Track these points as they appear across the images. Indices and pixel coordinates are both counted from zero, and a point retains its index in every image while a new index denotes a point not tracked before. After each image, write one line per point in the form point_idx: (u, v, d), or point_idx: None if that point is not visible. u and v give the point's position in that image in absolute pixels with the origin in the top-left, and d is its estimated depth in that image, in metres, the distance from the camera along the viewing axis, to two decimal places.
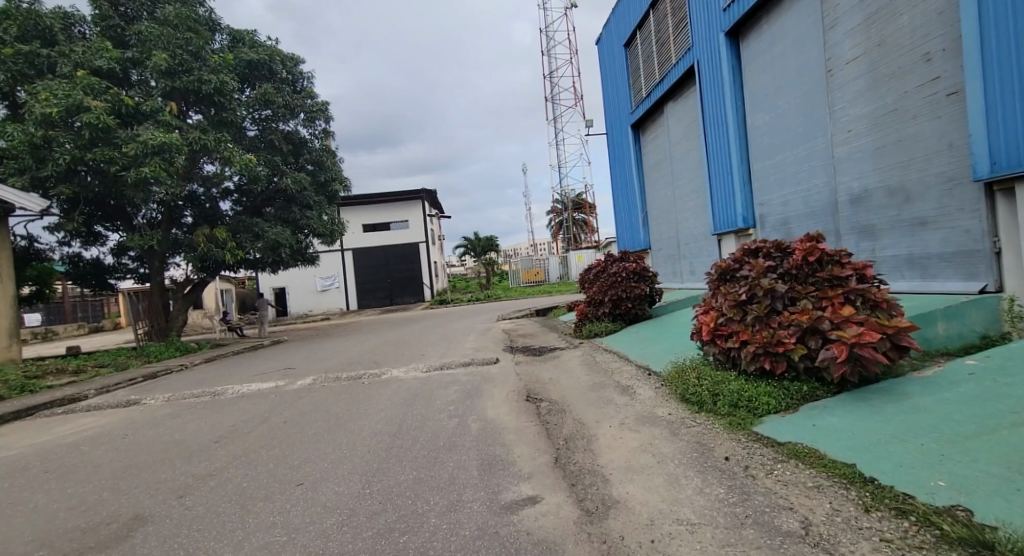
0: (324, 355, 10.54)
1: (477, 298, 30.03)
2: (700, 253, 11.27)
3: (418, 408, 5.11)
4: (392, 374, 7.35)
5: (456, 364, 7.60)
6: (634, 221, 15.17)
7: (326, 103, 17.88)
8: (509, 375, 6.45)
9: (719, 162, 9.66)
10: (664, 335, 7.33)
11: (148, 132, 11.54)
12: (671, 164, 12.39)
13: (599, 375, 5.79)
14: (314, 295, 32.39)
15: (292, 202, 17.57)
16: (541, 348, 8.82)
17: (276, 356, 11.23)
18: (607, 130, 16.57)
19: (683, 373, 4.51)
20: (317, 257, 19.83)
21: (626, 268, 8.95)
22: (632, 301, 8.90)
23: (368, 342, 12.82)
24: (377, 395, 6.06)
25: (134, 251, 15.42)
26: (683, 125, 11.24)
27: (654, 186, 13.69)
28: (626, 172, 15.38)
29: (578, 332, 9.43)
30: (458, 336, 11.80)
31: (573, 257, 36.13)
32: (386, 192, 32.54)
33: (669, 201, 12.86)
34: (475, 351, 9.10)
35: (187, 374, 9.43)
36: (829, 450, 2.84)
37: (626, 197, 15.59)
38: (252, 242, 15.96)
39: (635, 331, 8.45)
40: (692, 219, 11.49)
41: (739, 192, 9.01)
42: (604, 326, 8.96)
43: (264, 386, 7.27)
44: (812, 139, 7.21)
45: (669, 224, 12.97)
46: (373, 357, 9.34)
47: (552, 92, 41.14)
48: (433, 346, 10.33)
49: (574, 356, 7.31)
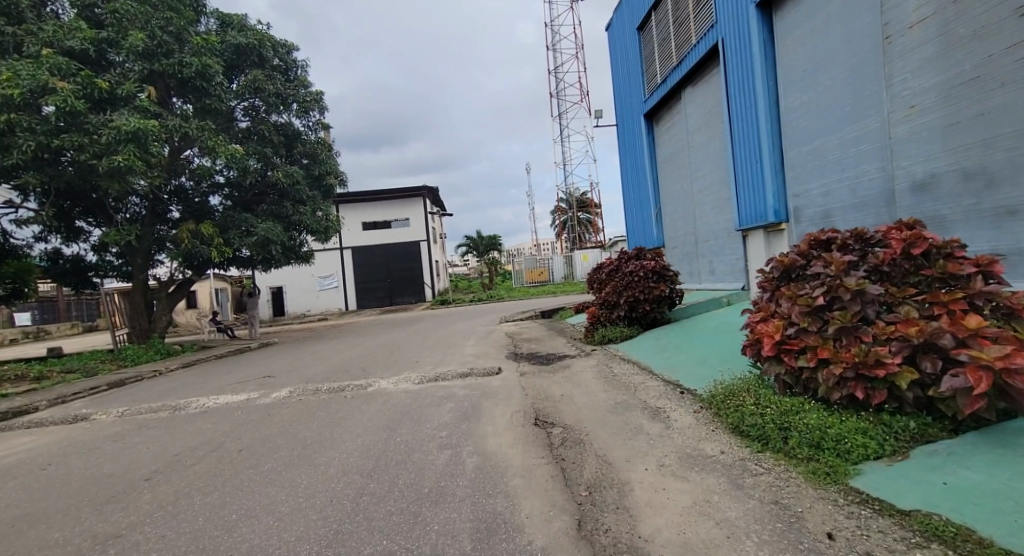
0: (310, 361, 9.66)
1: (479, 298, 29.07)
2: (721, 251, 10.34)
3: (403, 433, 4.21)
4: (379, 385, 6.45)
5: (453, 374, 6.70)
6: (646, 216, 14.24)
7: (321, 93, 17.04)
8: (513, 390, 5.54)
9: (745, 150, 8.75)
10: (690, 343, 6.42)
11: (124, 118, 10.84)
12: (689, 155, 11.47)
13: (620, 392, 4.87)
14: (311, 294, 31.58)
15: (285, 196, 16.70)
16: (548, 355, 7.89)
17: (260, 361, 10.36)
18: (617, 122, 15.67)
19: (730, 398, 3.58)
20: (312, 255, 18.96)
21: (643, 265, 8.04)
22: (649, 303, 7.97)
23: (361, 345, 11.92)
24: (359, 413, 5.16)
25: (116, 247, 14.59)
26: (704, 111, 10.33)
27: (669, 179, 12.78)
28: (638, 165, 14.47)
29: (590, 338, 8.50)
30: (458, 341, 10.88)
31: (578, 257, 35.21)
32: (387, 189, 31.66)
33: (686, 195, 11.93)
34: (474, 358, 8.20)
35: (158, 381, 8.58)
36: (988, 529, 1.93)
37: (638, 191, 14.68)
38: (241, 239, 15.10)
39: (655, 336, 7.53)
40: (712, 215, 10.57)
41: (770, 182, 8.08)
42: (619, 331, 8.03)
43: (234, 399, 6.37)
44: (861, 118, 6.26)
45: (686, 220, 12.04)
46: (362, 364, 8.44)
47: (558, 87, 40.12)
48: (429, 352, 9.42)
49: (586, 367, 6.39)
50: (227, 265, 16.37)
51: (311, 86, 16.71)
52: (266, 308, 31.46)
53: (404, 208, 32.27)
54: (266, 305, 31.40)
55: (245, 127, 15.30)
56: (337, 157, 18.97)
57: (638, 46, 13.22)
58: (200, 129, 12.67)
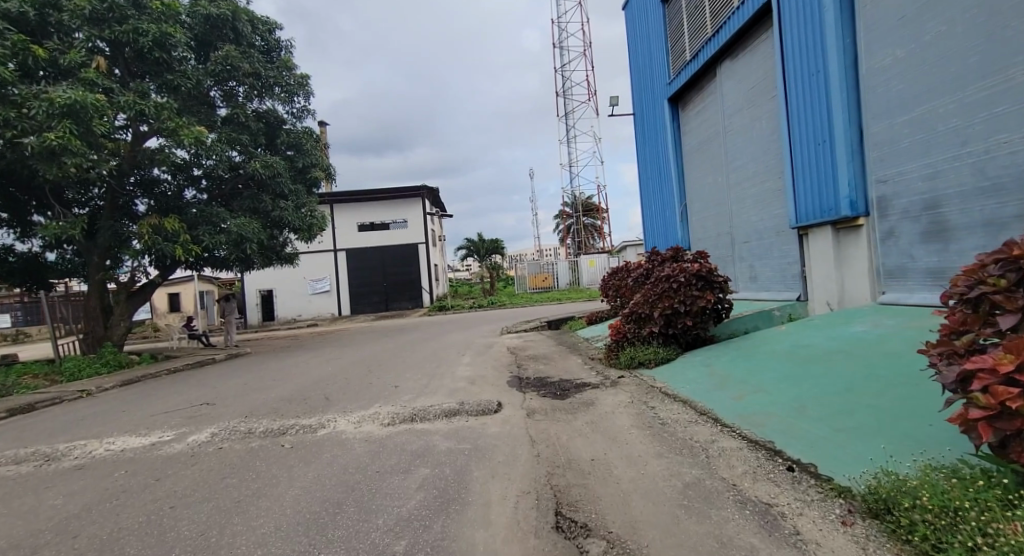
0: (270, 381, 7.95)
1: (479, 304, 27.24)
2: (767, 253, 8.65)
3: (332, 540, 2.52)
4: (334, 428, 4.74)
5: (435, 411, 4.97)
6: (669, 215, 12.58)
7: (307, 77, 15.44)
8: (518, 444, 3.86)
9: (806, 127, 7.07)
10: (759, 373, 4.70)
11: (62, 89, 9.30)
12: (724, 141, 9.80)
13: (683, 463, 3.13)
14: (303, 298, 30.02)
15: (264, 190, 15.08)
16: (561, 382, 6.17)
17: (215, 379, 8.71)
18: (635, 111, 14.07)
19: (952, 526, 1.88)
20: (297, 256, 17.33)
21: (685, 267, 6.32)
22: (691, 316, 6.22)
23: (339, 360, 10.24)
24: (287, 480, 3.47)
25: (71, 245, 12.99)
26: (748, 86, 8.67)
27: (699, 172, 11.11)
28: (659, 158, 12.85)
29: (612, 361, 6.76)
30: (451, 357, 9.19)
31: (584, 262, 33.39)
32: (384, 189, 30.05)
33: (719, 189, 10.30)
34: (467, 384, 6.49)
35: (77, 406, 6.93)
36: None
37: (659, 186, 13.05)
38: (212, 236, 13.44)
39: (702, 361, 5.80)
40: (755, 210, 8.90)
41: (845, 164, 6.39)
42: (653, 353, 6.29)
43: (137, 444, 4.67)
44: (998, 69, 4.59)
45: (720, 218, 10.37)
46: (326, 389, 6.71)
47: (563, 86, 38.52)
48: (414, 372, 7.72)
49: (618, 406, 4.67)
50: (198, 265, 14.72)
51: (296, 70, 15.15)
52: (254, 312, 29.79)
53: (401, 208, 30.60)
54: (254, 308, 29.76)
55: (221, 113, 13.76)
56: (326, 149, 17.34)
57: (662, 20, 11.65)
58: (160, 107, 11.01)
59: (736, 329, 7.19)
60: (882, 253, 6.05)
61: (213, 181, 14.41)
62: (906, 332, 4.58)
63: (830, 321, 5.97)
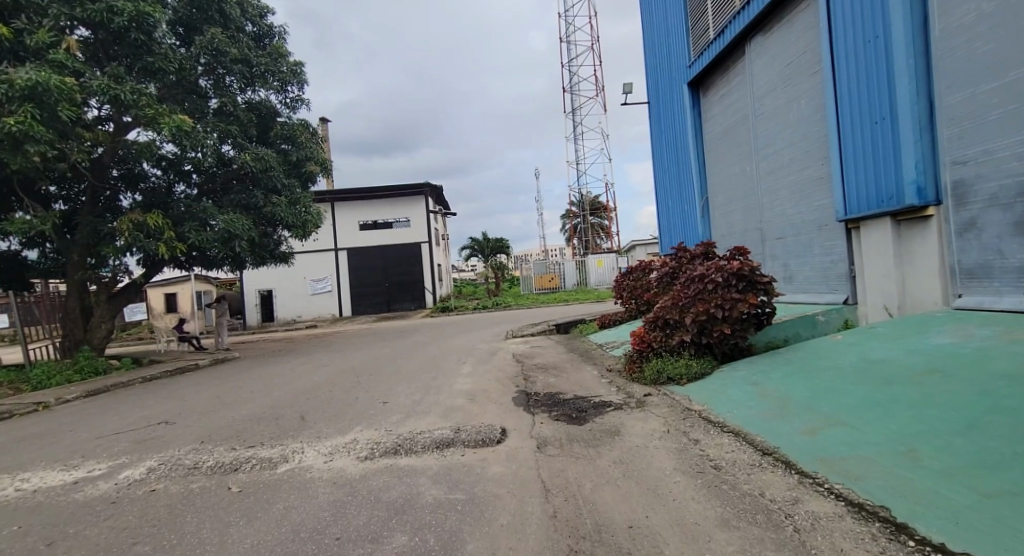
0: (246, 393, 7.08)
1: (484, 306, 26.29)
2: (805, 250, 7.70)
3: None
4: (299, 463, 3.82)
5: (424, 441, 4.06)
6: (689, 210, 11.64)
7: (301, 64, 14.58)
8: (529, 494, 2.95)
9: (860, 103, 6.13)
10: (829, 395, 3.76)
11: (25, 70, 8.49)
12: (754, 126, 8.86)
13: (764, 542, 2.22)
14: (303, 299, 29.25)
15: (256, 184, 14.26)
16: (576, 400, 5.26)
17: (189, 389, 7.85)
18: (651, 99, 13.12)
19: None
20: (292, 255, 16.56)
21: (721, 265, 5.41)
22: (729, 323, 5.30)
23: (329, 367, 9.37)
24: (216, 550, 2.56)
25: (48, 242, 12.18)
26: (785, 61, 7.73)
27: (724, 162, 10.18)
28: (678, 149, 11.93)
29: (633, 374, 5.84)
30: (451, 366, 8.27)
31: (592, 262, 32.42)
32: (386, 186, 29.22)
33: (747, 180, 9.36)
34: (467, 401, 5.58)
35: (22, 424, 6.07)
36: None
37: (678, 179, 12.11)
38: (198, 233, 12.60)
39: (744, 377, 4.87)
40: (793, 202, 7.95)
41: (912, 143, 5.43)
42: (683, 366, 5.36)
43: (56, 482, 3.79)
44: None
45: (747, 212, 9.43)
46: (302, 407, 5.82)
47: (570, 82, 37.52)
48: (406, 385, 6.81)
49: (650, 437, 3.75)
50: (187, 264, 13.90)
51: (289, 57, 14.31)
52: (253, 313, 29.04)
53: (404, 207, 29.74)
54: (254, 309, 29.00)
55: (212, 104, 12.97)
56: (323, 142, 16.48)
57: None
58: (138, 93, 10.17)
59: (775, 337, 6.40)
60: (959, 249, 5.10)
61: (205, 176, 13.75)
62: (1014, 345, 3.66)
63: (896, 328, 5.03)
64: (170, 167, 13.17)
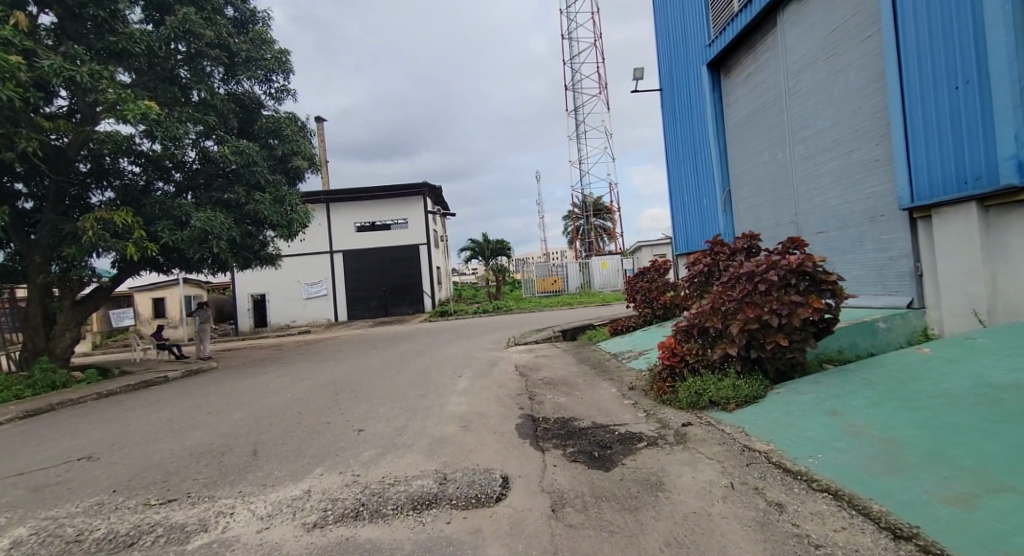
0: (201, 416, 6.03)
1: (484, 309, 25.22)
2: (855, 246, 6.65)
3: None
4: (221, 532, 2.76)
5: (397, 498, 3.01)
6: (709, 205, 10.64)
7: (286, 51, 13.62)
8: None
9: (934, 65, 5.10)
10: (959, 437, 2.70)
11: None
12: (790, 106, 7.84)
13: None
14: (297, 303, 28.24)
15: (238, 180, 13.26)
16: (596, 430, 4.21)
17: (143, 409, 6.81)
18: (665, 85, 12.14)
19: None
20: (279, 257, 15.56)
21: (774, 260, 4.35)
22: (787, 333, 4.25)
23: (308, 381, 8.33)
24: None
25: (10, 243, 11.21)
26: (831, 27, 6.71)
27: (751, 150, 9.16)
28: (696, 138, 10.93)
29: (663, 396, 4.77)
30: (443, 380, 7.21)
31: (596, 264, 31.33)
32: (382, 187, 28.25)
33: (778, 169, 8.33)
34: (459, 431, 4.52)
35: None
36: None
37: (696, 171, 11.10)
38: (172, 232, 11.57)
39: (813, 402, 3.82)
40: (838, 190, 6.93)
41: (1010, 109, 4.37)
42: (728, 387, 4.29)
43: None
44: None
45: (779, 205, 8.40)
46: (258, 438, 4.76)
47: (571, 80, 36.59)
48: (390, 407, 5.76)
49: (710, 497, 2.69)
50: (165, 265, 12.88)
51: (273, 44, 13.43)
52: (245, 318, 28.07)
53: (401, 207, 28.72)
54: (247, 315, 28.03)
55: (196, 98, 12.15)
56: (311, 137, 15.49)
57: None
58: (96, 74, 9.21)
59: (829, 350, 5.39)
60: None
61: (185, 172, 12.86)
62: None
63: (1002, 337, 3.98)
64: (150, 165, 12.27)
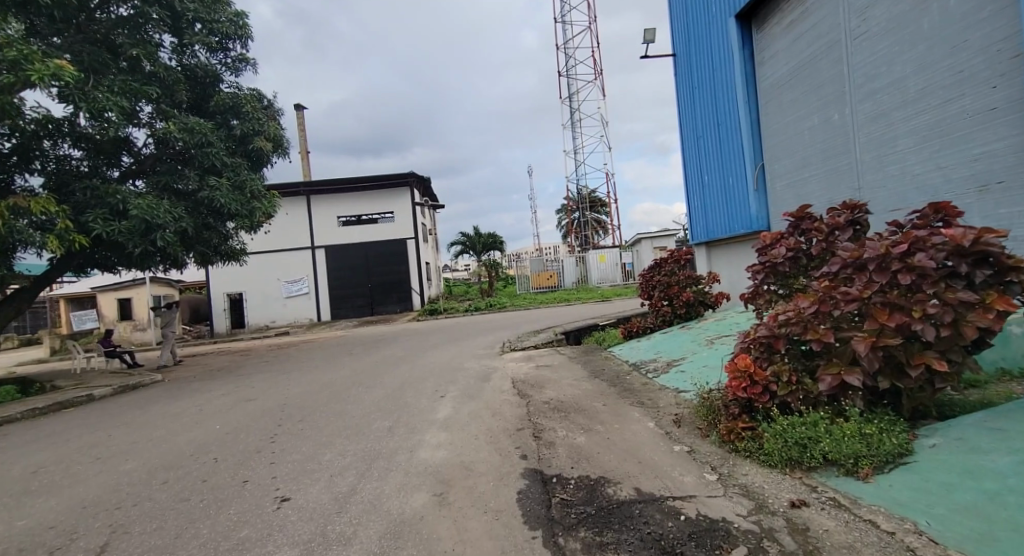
0: (81, 465, 4.40)
1: (477, 307, 23.57)
2: None
3: None
4: None
5: None
6: (737, 184, 9.09)
7: (244, 14, 11.98)
8: None
9: None
10: None
11: None
12: (850, 53, 6.31)
13: None
14: (277, 303, 26.48)
15: (188, 163, 11.55)
16: (648, 511, 2.66)
17: (21, 448, 5.18)
18: (679, 50, 10.62)
19: None
20: (244, 252, 13.86)
21: (919, 233, 2.78)
22: (943, 352, 2.72)
23: (255, 401, 6.71)
24: None
25: None
26: None
27: (793, 113, 7.61)
28: (718, 106, 9.40)
29: (738, 445, 3.20)
30: (421, 405, 5.60)
31: (594, 257, 29.77)
32: (366, 177, 26.45)
33: (833, 134, 6.78)
34: (430, 508, 2.94)
35: None
36: None
37: (719, 146, 9.55)
38: (104, 223, 9.81)
39: (1020, 470, 2.29)
40: (924, 152, 5.41)
41: None
42: (853, 438, 2.74)
43: None
44: None
45: (833, 179, 6.87)
46: (125, 518, 3.16)
47: (567, 65, 34.93)
48: (341, 453, 4.15)
49: None
50: (110, 264, 11.15)
51: (227, 5, 11.85)
52: (222, 319, 26.35)
53: (387, 200, 26.95)
54: (222, 315, 26.35)
55: (143, 68, 10.53)
56: (279, 116, 13.81)
57: None
58: None
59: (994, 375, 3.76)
60: None
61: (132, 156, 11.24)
62: None
63: None
64: (96, 151, 10.91)
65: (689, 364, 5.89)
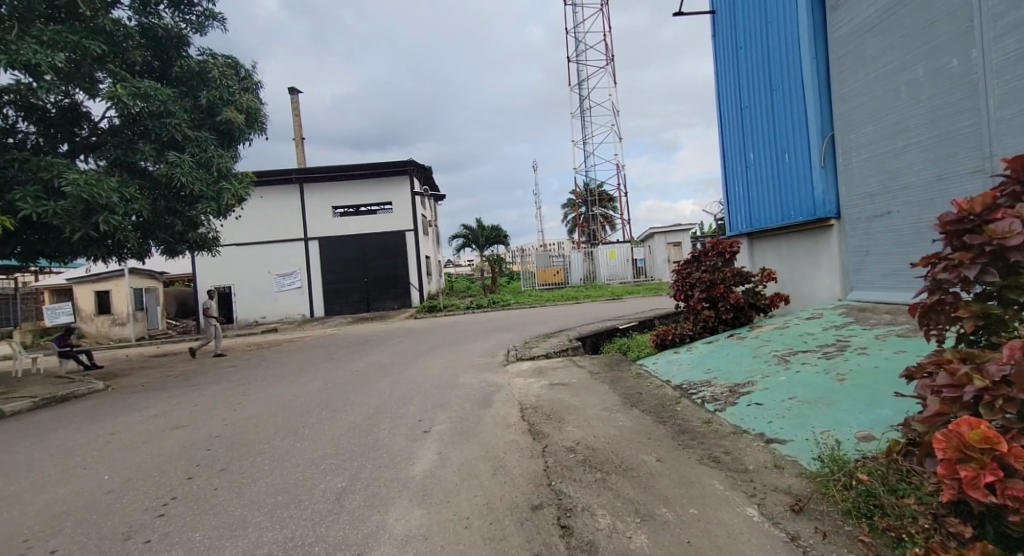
0: None
1: (478, 304, 22.04)
2: None
3: None
4: None
5: None
6: (794, 162, 7.45)
7: None
8: None
9: None
10: None
11: None
12: None
13: None
14: (266, 297, 24.98)
15: (145, 137, 9.89)
16: None
17: None
18: (722, 4, 8.97)
19: None
20: (217, 242, 12.29)
21: None
22: None
23: (180, 430, 5.10)
24: None
25: None
26: None
27: (881, 66, 5.95)
28: (772, 67, 7.75)
29: None
30: (393, 449, 3.99)
31: (602, 253, 28.17)
32: (362, 165, 24.80)
33: (945, 88, 5.14)
34: None
35: None
36: None
37: (771, 116, 7.90)
38: (33, 202, 8.19)
39: None
40: None
41: None
42: None
43: None
44: None
45: (943, 147, 5.22)
46: None
47: (576, 50, 33.08)
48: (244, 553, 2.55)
49: None
50: (57, 253, 9.65)
51: None
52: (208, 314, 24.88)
53: (385, 189, 25.33)
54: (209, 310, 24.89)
55: (87, 21, 8.94)
56: (257, 87, 12.24)
57: None
58: None
59: None
60: None
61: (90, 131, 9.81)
62: None
63: None
64: (46, 123, 9.49)
65: (765, 393, 4.24)
